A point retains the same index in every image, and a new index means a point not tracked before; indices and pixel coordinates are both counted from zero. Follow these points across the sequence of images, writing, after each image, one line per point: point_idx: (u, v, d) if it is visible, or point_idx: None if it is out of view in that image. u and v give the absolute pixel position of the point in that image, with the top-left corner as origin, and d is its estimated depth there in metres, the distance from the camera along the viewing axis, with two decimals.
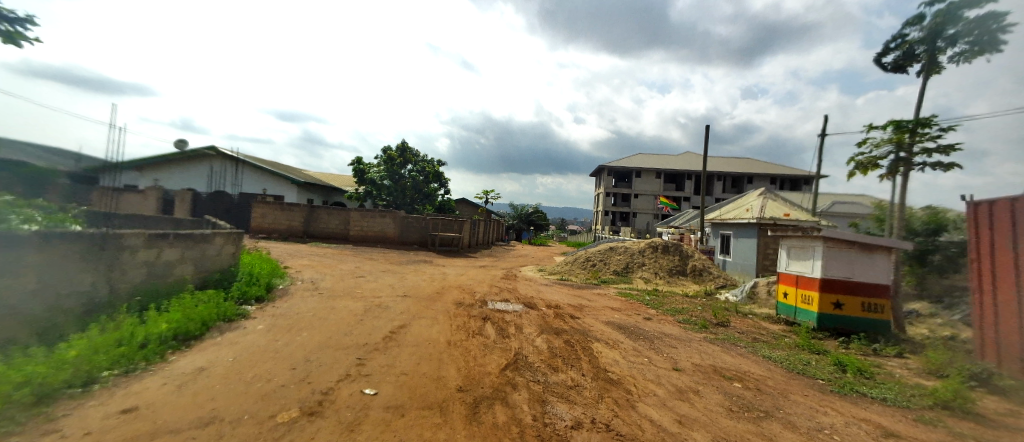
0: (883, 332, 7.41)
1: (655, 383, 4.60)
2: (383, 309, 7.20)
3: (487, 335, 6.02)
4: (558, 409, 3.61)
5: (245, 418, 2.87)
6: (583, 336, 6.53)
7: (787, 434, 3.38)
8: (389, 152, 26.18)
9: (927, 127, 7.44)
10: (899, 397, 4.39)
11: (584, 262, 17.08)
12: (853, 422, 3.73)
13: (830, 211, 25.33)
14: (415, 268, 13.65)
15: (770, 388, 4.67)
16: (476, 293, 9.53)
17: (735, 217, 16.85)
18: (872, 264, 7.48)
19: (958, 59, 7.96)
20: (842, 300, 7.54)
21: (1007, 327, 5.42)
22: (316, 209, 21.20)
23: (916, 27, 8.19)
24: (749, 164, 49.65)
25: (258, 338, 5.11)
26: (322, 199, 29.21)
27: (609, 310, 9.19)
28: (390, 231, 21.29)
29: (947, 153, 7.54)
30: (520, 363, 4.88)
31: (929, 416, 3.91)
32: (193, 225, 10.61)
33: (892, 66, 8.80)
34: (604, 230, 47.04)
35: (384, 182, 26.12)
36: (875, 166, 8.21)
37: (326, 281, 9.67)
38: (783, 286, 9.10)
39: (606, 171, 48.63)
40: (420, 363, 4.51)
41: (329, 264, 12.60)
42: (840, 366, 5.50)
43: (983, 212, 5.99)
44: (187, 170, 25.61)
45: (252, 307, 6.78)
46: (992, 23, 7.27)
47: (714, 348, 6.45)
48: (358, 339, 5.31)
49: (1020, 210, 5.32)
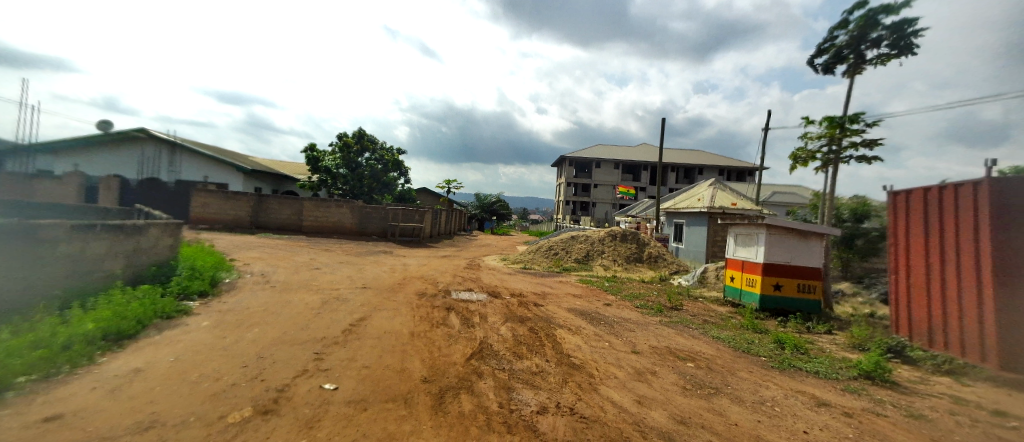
0: (816, 311, 8.15)
1: (615, 366, 4.80)
2: (342, 302, 6.93)
3: (451, 325, 6.00)
4: (522, 396, 3.67)
5: (191, 421, 2.66)
6: (546, 323, 6.66)
7: (735, 408, 3.66)
8: (345, 138, 24.80)
9: (855, 123, 8.18)
10: (829, 370, 4.88)
11: (547, 251, 17.32)
12: (791, 394, 4.10)
13: (771, 202, 27.38)
14: (375, 260, 13.24)
15: (719, 366, 5.02)
16: (439, 284, 9.41)
17: (688, 207, 17.77)
18: (807, 248, 8.16)
19: (879, 61, 8.77)
20: (782, 283, 8.21)
21: (916, 303, 6.16)
22: (266, 198, 19.95)
23: (842, 31, 8.91)
24: (701, 156, 52.43)
25: (203, 335, 4.75)
26: (271, 188, 27.45)
27: (571, 296, 9.43)
28: (348, 221, 20.47)
29: (870, 148, 8.35)
30: (485, 352, 4.90)
31: (855, 386, 4.38)
32: (122, 215, 9.64)
33: (822, 67, 9.55)
34: (566, 220, 48.25)
35: (340, 171, 24.97)
36: (811, 159, 8.93)
37: (278, 275, 9.13)
38: (730, 270, 9.74)
39: (568, 161, 49.76)
40: (383, 355, 4.39)
41: (281, 256, 11.95)
42: (779, 343, 6.01)
43: (901, 201, 6.68)
44: (112, 155, 23.04)
45: (195, 302, 6.27)
46: (907, 28, 8.08)
47: (669, 331, 6.81)
48: (314, 333, 5.07)
49: (932, 200, 5.98)
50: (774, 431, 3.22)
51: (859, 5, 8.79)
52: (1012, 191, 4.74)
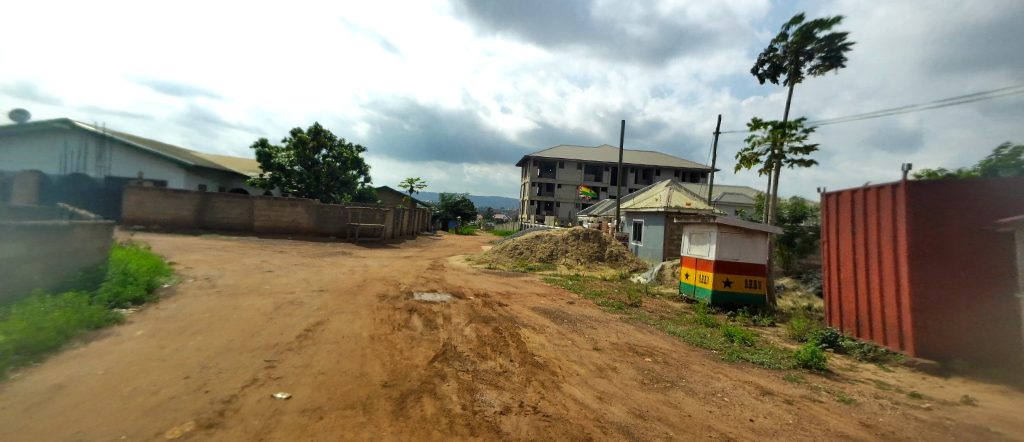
0: (761, 305, 8.74)
1: (577, 363, 4.90)
2: (297, 306, 6.61)
3: (413, 327, 5.88)
4: (486, 396, 3.66)
5: (123, 440, 2.44)
6: (511, 322, 6.69)
7: (688, 399, 3.86)
8: (300, 134, 23.56)
9: (794, 129, 8.84)
10: (773, 360, 5.24)
11: (512, 250, 17.40)
12: (738, 384, 4.37)
13: (722, 202, 29.01)
14: (334, 261, 12.73)
15: (675, 360, 5.27)
16: (401, 285, 9.17)
17: (647, 207, 18.47)
18: (753, 246, 8.73)
19: (814, 71, 9.52)
20: (731, 279, 8.72)
21: (846, 297, 6.77)
22: (211, 196, 18.58)
23: (782, 43, 9.61)
24: (659, 157, 54.70)
25: (139, 345, 4.34)
26: (217, 185, 25.63)
27: (535, 296, 9.52)
28: (303, 221, 19.54)
29: (807, 152, 9.07)
30: (449, 353, 4.84)
31: (795, 375, 4.75)
32: (39, 214, 8.62)
33: (765, 76, 10.24)
34: (530, 219, 48.75)
35: (295, 168, 23.75)
36: (756, 161, 9.56)
37: (225, 278, 8.53)
38: (685, 268, 10.22)
39: (532, 161, 50.31)
40: (341, 361, 4.23)
41: (230, 259, 11.22)
42: (729, 336, 6.39)
43: (832, 203, 7.33)
44: (26, 147, 20.55)
45: (129, 310, 5.73)
46: (837, 42, 8.84)
47: (628, 327, 7.05)
48: (266, 340, 4.79)
49: (857, 202, 6.60)
50: (724, 420, 3.41)
51: (796, 20, 9.50)
52: (922, 194, 5.33)
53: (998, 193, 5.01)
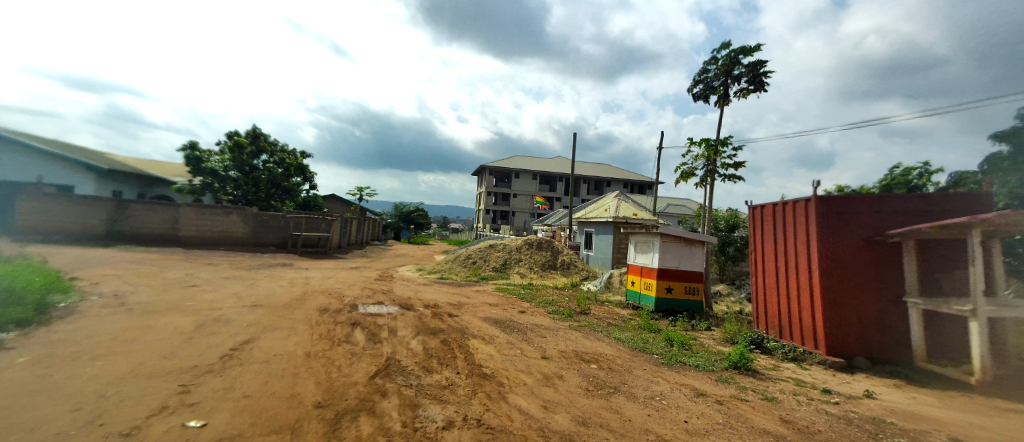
0: (699, 310, 9.28)
1: (524, 373, 4.89)
2: (224, 324, 6.05)
3: (355, 342, 5.59)
4: (429, 411, 3.54)
5: None
6: (460, 334, 6.57)
7: (629, 404, 3.98)
8: (236, 138, 21.83)
9: (726, 146, 9.60)
10: (707, 363, 5.57)
11: (465, 260, 17.21)
12: (676, 387, 4.58)
13: (666, 212, 30.76)
14: (271, 273, 11.85)
15: (619, 366, 5.43)
16: (345, 298, 8.71)
17: (597, 217, 19.11)
18: (691, 255, 9.31)
19: (740, 94, 10.42)
20: (672, 286, 9.20)
21: (770, 302, 7.38)
22: (128, 202, 16.75)
23: (713, 65, 10.43)
24: (610, 169, 56.97)
25: (17, 376, 3.72)
26: (137, 192, 23.13)
27: (486, 306, 9.43)
28: (238, 230, 18.25)
29: (735, 168, 9.89)
30: (392, 368, 4.64)
31: (726, 376, 5.07)
32: None
33: (698, 95, 11.04)
34: (486, 228, 48.71)
35: (229, 173, 21.82)
36: (693, 175, 10.24)
37: (139, 295, 7.64)
38: (630, 276, 10.64)
39: (488, 171, 50.56)
40: (269, 381, 3.92)
41: (147, 273, 10.08)
42: (669, 341, 6.70)
43: (758, 215, 8.01)
44: None
45: (10, 334, 4.92)
46: (760, 68, 9.76)
47: (577, 335, 7.19)
48: (181, 362, 4.32)
49: (778, 214, 7.25)
50: (661, 423, 3.55)
51: (725, 46, 10.37)
52: (829, 208, 5.95)
53: (882, 206, 5.80)
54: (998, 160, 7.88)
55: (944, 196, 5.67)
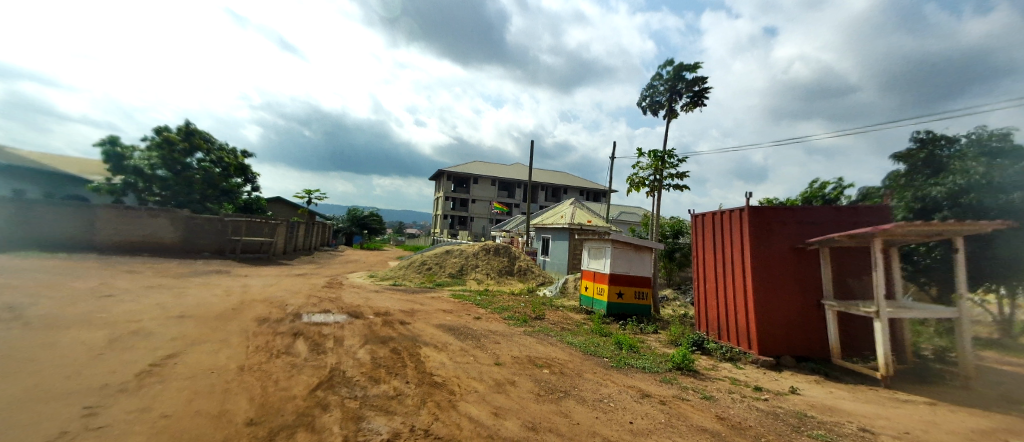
0: (647, 314, 9.69)
1: (476, 380, 4.85)
2: (144, 337, 5.47)
3: (296, 353, 5.27)
4: (374, 424, 3.41)
5: None
6: (411, 342, 6.38)
7: (578, 408, 4.05)
8: (165, 134, 19.92)
9: (671, 158, 10.17)
10: (652, 365, 5.83)
11: (420, 266, 16.85)
12: (623, 389, 4.74)
13: (618, 219, 32.03)
14: (203, 281, 10.89)
15: (570, 370, 5.53)
16: (288, 307, 8.19)
17: (553, 223, 19.45)
18: (640, 260, 9.73)
19: (684, 108, 11.11)
20: (623, 291, 9.55)
21: (710, 306, 7.86)
22: (34, 202, 14.45)
23: (660, 80, 11.07)
24: (568, 177, 58.41)
25: None
26: (43, 189, 20.50)
27: (441, 312, 9.27)
28: (167, 235, 16.79)
29: (681, 178, 10.49)
30: (335, 380, 4.42)
31: (669, 377, 5.32)
32: None
33: (647, 108, 11.63)
34: (444, 233, 48.01)
35: (157, 173, 19.78)
36: (643, 185, 10.74)
37: (39, 307, 6.72)
38: (584, 281, 10.91)
39: (446, 176, 50.06)
40: (194, 399, 3.58)
41: (52, 281, 8.92)
42: (618, 344, 6.96)
43: (699, 223, 8.54)
44: None
45: None
46: (700, 85, 10.48)
47: (530, 340, 7.25)
48: (89, 381, 3.85)
49: (717, 223, 7.78)
50: (607, 425, 3.66)
51: (670, 62, 11.04)
52: (758, 218, 6.47)
53: (802, 218, 6.41)
54: (896, 177, 8.99)
55: (852, 208, 6.35)
